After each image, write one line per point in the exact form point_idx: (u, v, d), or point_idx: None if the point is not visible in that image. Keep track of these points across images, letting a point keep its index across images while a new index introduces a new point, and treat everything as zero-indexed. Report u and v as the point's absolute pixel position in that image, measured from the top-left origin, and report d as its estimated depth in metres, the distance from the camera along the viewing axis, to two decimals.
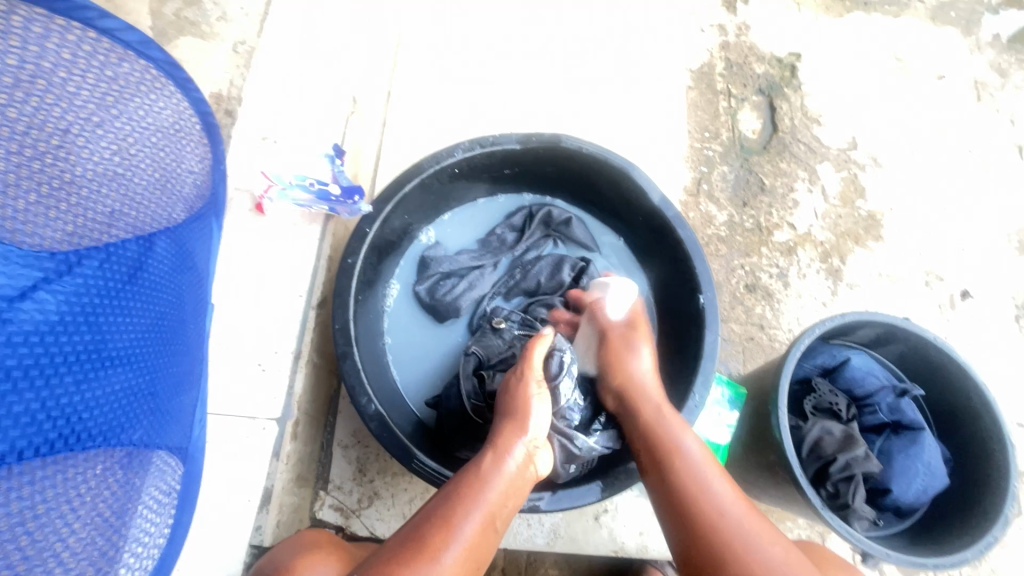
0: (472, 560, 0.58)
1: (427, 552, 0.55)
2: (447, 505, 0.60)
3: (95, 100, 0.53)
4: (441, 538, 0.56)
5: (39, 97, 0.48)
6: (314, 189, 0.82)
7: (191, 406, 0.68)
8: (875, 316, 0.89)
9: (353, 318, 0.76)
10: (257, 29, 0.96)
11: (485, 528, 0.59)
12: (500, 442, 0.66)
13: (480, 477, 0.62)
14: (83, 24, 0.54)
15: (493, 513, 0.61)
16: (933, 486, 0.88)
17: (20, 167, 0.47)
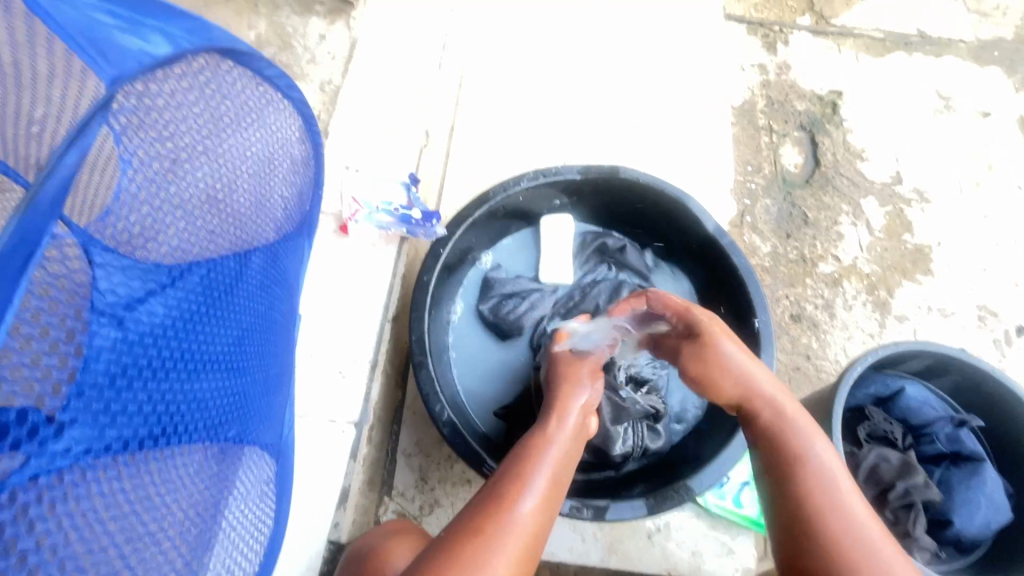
0: (548, 507, 0.64)
1: (512, 497, 0.61)
2: (517, 463, 0.67)
3: (225, 120, 0.56)
4: (517, 490, 0.62)
5: (172, 114, 0.50)
6: (397, 213, 0.90)
7: (277, 410, 0.73)
8: (928, 346, 0.90)
9: (428, 330, 0.82)
10: (342, 71, 1.07)
11: (551, 485, 0.66)
12: (559, 406, 0.75)
13: (545, 438, 0.70)
14: (253, 69, 0.58)
15: (558, 470, 0.68)
16: (997, 520, 0.87)
17: (139, 180, 0.48)
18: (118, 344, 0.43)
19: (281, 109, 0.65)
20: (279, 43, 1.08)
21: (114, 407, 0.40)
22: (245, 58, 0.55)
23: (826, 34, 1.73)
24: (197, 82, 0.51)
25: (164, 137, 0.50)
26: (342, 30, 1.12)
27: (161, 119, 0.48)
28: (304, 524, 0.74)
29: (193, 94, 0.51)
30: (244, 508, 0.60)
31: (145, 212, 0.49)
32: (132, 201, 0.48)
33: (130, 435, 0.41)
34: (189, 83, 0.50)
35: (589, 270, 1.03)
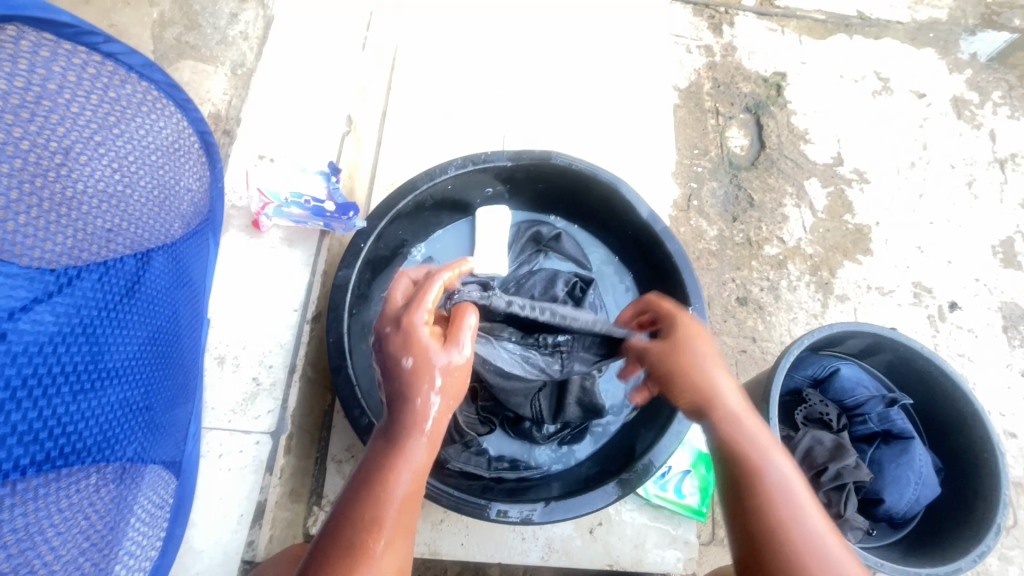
0: (407, 535, 0.55)
1: (359, 557, 0.52)
2: (362, 498, 0.54)
3: (103, 119, 0.56)
4: (367, 533, 0.53)
5: (43, 116, 0.49)
6: (310, 206, 0.83)
7: (185, 421, 0.69)
8: (861, 327, 0.91)
9: (347, 331, 0.77)
10: (256, 53, 0.99)
11: (407, 505, 0.56)
12: (406, 403, 0.58)
13: (394, 459, 0.57)
14: (87, 47, 0.54)
15: (415, 484, 0.57)
16: (925, 495, 0.89)
17: (33, 186, 0.48)
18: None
19: (158, 99, 0.64)
20: (185, 22, 0.99)
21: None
22: (69, 34, 0.52)
23: (770, 15, 1.73)
24: (32, 61, 0.49)
25: (46, 138, 0.50)
26: (257, 8, 1.04)
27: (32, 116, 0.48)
28: (213, 543, 0.70)
29: (34, 80, 0.49)
30: (146, 522, 0.60)
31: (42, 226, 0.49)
32: (12, 213, 0.46)
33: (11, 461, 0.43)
34: (25, 61, 0.48)
35: (524, 260, 0.99)
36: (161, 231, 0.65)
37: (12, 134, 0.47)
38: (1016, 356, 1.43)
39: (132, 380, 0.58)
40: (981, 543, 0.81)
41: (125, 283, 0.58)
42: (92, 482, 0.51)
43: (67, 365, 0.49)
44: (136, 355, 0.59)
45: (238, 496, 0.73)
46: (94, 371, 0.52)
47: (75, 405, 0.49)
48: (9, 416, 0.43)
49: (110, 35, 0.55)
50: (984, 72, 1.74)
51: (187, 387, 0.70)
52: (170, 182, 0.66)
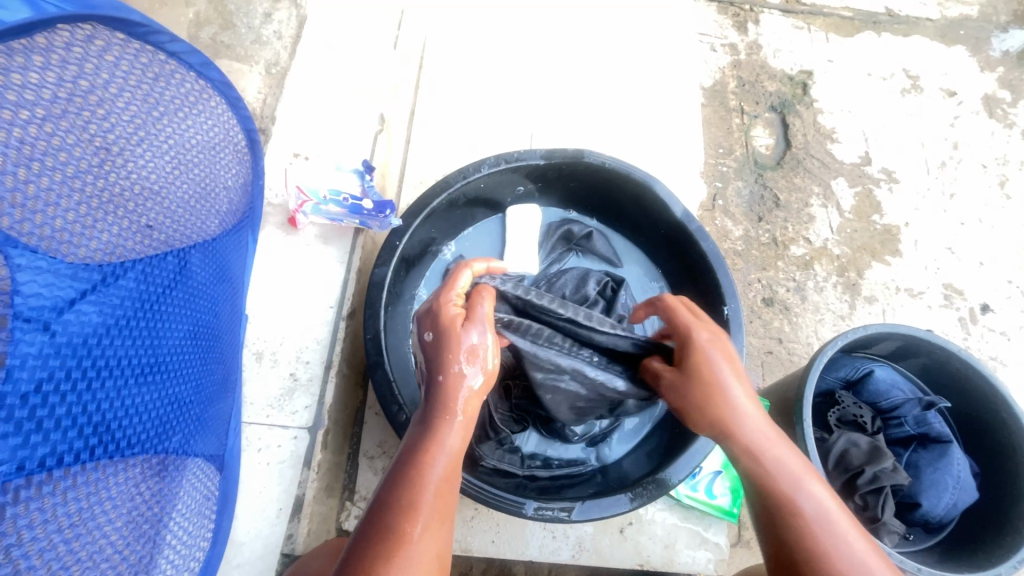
0: (444, 522, 0.54)
1: (395, 543, 0.50)
2: (397, 485, 0.54)
3: (151, 117, 0.57)
4: (404, 519, 0.52)
5: (97, 113, 0.51)
6: (347, 204, 0.84)
7: (227, 414, 0.70)
8: (898, 328, 0.90)
9: (383, 328, 0.78)
10: (289, 53, 1.01)
11: (444, 494, 0.55)
12: (440, 397, 0.60)
13: (431, 447, 0.57)
14: (152, 46, 0.58)
15: (451, 471, 0.56)
16: (963, 501, 0.87)
17: (86, 181, 0.49)
18: (47, 359, 0.43)
19: (206, 96, 0.66)
20: (220, 22, 1.01)
21: (48, 421, 0.43)
22: (138, 33, 0.55)
23: (796, 13, 1.71)
24: (97, 60, 0.51)
25: (103, 137, 0.51)
26: (289, 8, 1.05)
27: (89, 114, 0.50)
28: (253, 535, 0.71)
29: (96, 80, 0.51)
30: (193, 514, 0.61)
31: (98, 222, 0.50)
32: (72, 211, 0.48)
33: (63, 453, 0.44)
34: (91, 61, 0.50)
35: (555, 259, 0.99)
36: (203, 227, 0.66)
37: (73, 135, 0.48)
38: None
39: (175, 374, 0.59)
40: (1023, 550, 0.80)
41: (168, 279, 0.59)
42: (140, 474, 0.52)
43: (115, 358, 0.50)
44: (176, 350, 0.60)
45: (275, 489, 0.74)
46: (139, 364, 0.53)
47: (124, 397, 0.51)
48: (67, 407, 0.45)
49: (175, 35, 0.59)
50: (1016, 69, 1.70)
51: (226, 382, 0.71)
52: (212, 180, 0.67)
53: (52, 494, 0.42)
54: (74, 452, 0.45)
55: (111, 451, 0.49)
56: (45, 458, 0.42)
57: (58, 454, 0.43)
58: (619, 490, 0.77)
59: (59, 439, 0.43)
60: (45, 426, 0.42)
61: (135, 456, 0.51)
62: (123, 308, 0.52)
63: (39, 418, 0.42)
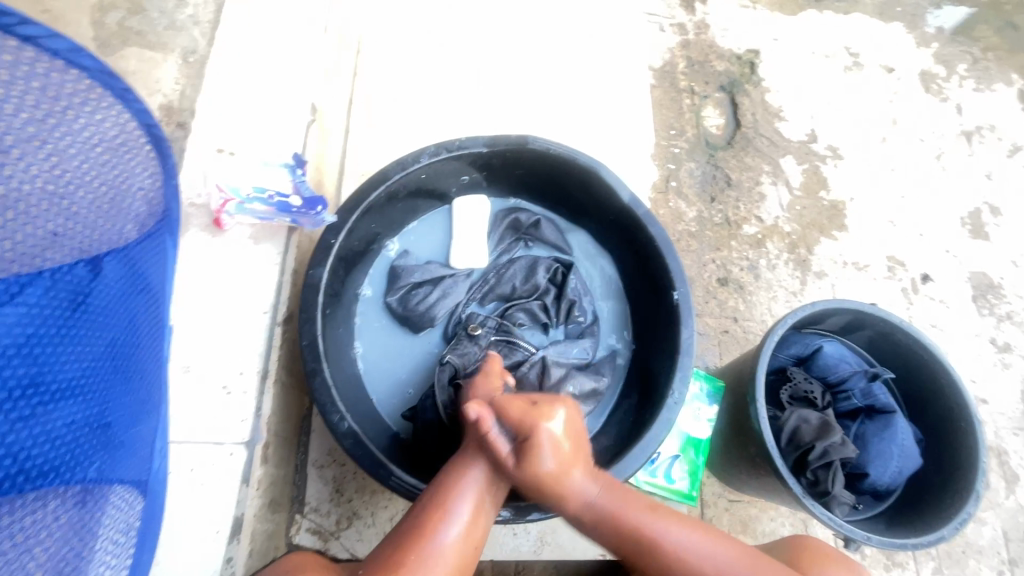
0: (469, 540, 0.63)
1: (425, 537, 0.60)
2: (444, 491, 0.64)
3: (33, 116, 0.51)
4: (438, 522, 0.61)
5: None
6: (274, 201, 0.79)
7: (151, 436, 0.64)
8: (844, 304, 0.91)
9: (321, 332, 0.73)
10: (208, 38, 0.92)
11: (476, 509, 0.64)
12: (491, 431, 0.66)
13: (467, 466, 0.66)
14: (3, 32, 0.48)
15: (482, 498, 0.65)
16: (909, 467, 0.90)
17: None
18: None
19: (93, 87, 0.56)
20: (128, 6, 0.92)
21: None
22: None
23: None
24: None
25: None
26: None
27: None
28: (185, 564, 0.66)
29: None
30: (111, 548, 0.55)
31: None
32: None
33: None
34: None
35: (504, 249, 0.97)
36: (111, 234, 0.60)
37: None
38: (986, 325, 1.47)
39: (86, 399, 0.53)
40: (963, 511, 0.83)
41: (73, 295, 0.54)
42: (47, 509, 0.47)
43: (14, 386, 0.45)
44: (90, 371, 0.54)
45: (209, 512, 0.68)
46: (43, 393, 0.48)
47: (26, 430, 0.46)
48: None
49: (24, 15, 0.49)
50: (949, 45, 1.76)
51: (150, 401, 0.65)
52: (117, 182, 0.61)
53: None
54: None
55: (14, 489, 0.44)
56: None
57: None
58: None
59: None
60: None
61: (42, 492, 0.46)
62: (26, 327, 0.48)
63: None
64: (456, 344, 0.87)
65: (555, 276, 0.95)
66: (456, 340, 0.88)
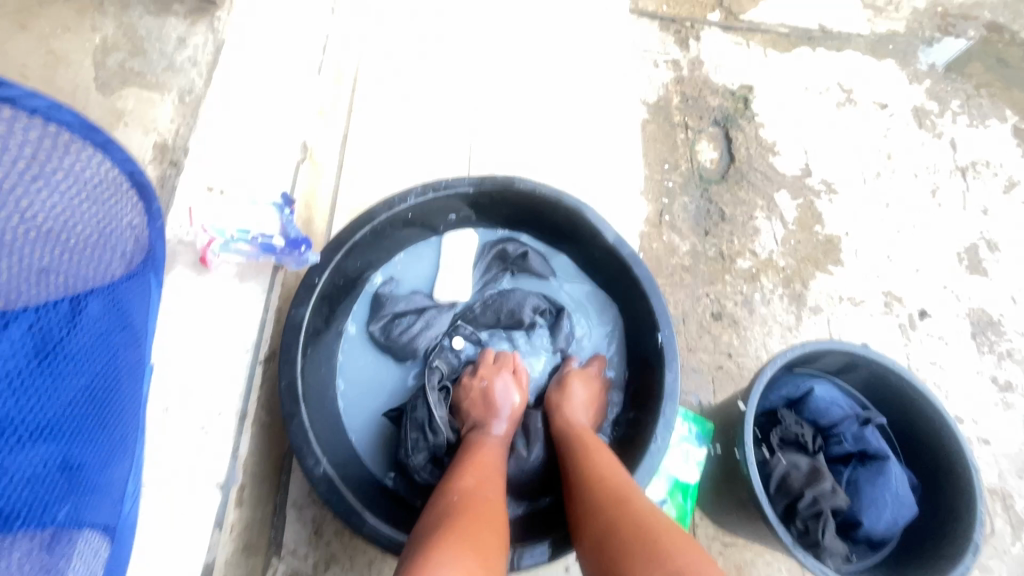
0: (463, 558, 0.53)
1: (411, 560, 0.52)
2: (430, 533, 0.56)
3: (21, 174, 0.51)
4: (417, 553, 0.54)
5: None
6: (257, 242, 0.80)
7: (122, 479, 0.63)
8: (833, 345, 0.90)
9: (301, 374, 0.73)
10: (205, 79, 0.94)
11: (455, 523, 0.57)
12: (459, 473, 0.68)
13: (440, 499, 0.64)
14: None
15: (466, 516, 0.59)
16: (903, 516, 0.88)
17: None
18: None
19: (73, 142, 0.57)
20: (129, 48, 0.94)
21: None
22: None
23: (735, 29, 1.75)
24: None
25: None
26: (206, 32, 0.99)
27: None
28: None
29: None
30: None
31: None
32: None
33: None
34: None
35: (490, 279, 0.97)
36: (96, 273, 0.61)
37: None
38: (986, 362, 1.45)
39: (69, 437, 0.54)
40: (961, 564, 0.80)
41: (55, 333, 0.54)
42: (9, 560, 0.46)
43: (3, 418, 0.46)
44: (66, 411, 0.54)
45: (181, 558, 0.67)
46: (28, 428, 0.49)
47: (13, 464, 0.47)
48: None
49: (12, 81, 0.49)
50: (942, 82, 1.78)
51: (124, 441, 0.64)
52: (101, 225, 0.61)
53: None
54: None
55: None
56: None
57: None
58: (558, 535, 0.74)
59: None
60: None
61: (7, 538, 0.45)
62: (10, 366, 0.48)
63: None
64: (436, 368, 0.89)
65: (542, 311, 0.95)
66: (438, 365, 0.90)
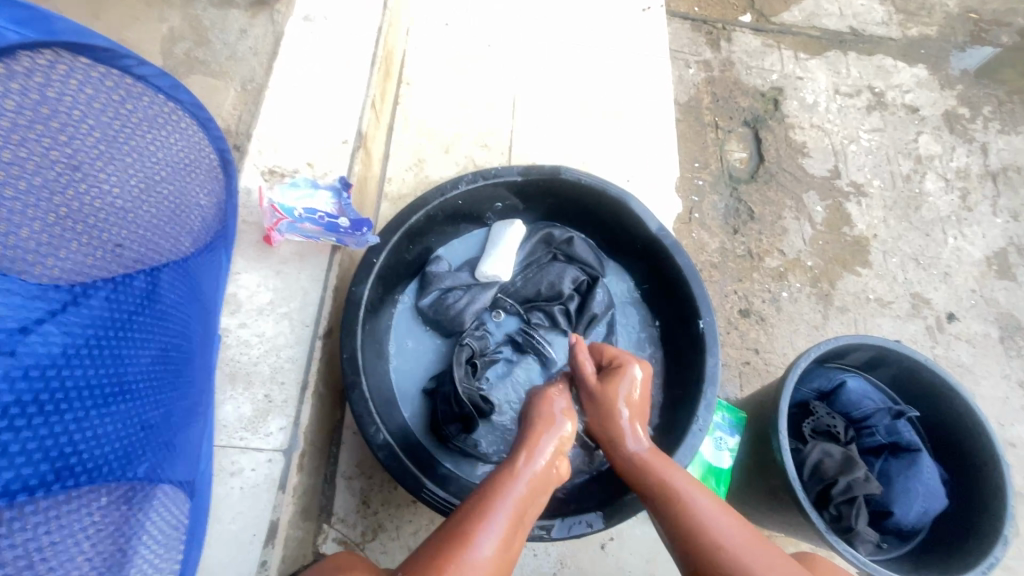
0: (503, 556, 0.61)
1: (463, 539, 0.59)
2: (484, 500, 0.64)
3: (131, 137, 0.59)
4: (477, 528, 0.61)
5: (72, 133, 0.52)
6: (323, 221, 0.82)
7: (200, 438, 0.69)
8: (868, 340, 0.92)
9: (360, 347, 0.78)
10: (265, 69, 0.99)
11: (513, 523, 0.63)
12: (529, 442, 0.72)
13: (511, 472, 0.68)
14: (121, 70, 0.58)
15: (522, 511, 0.65)
16: (933, 508, 0.90)
17: (42, 209, 0.50)
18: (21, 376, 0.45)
19: (176, 114, 0.66)
20: (194, 37, 0.99)
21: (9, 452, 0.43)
22: (104, 58, 0.55)
23: (766, 31, 1.77)
24: (75, 88, 0.53)
25: (68, 151, 0.52)
26: (266, 24, 1.03)
27: (62, 130, 0.51)
28: (226, 563, 0.69)
29: (73, 108, 0.52)
30: (161, 543, 0.59)
31: (53, 250, 0.50)
32: (29, 231, 0.48)
33: (33, 479, 0.44)
34: (71, 89, 0.52)
35: (535, 260, 1.00)
36: (174, 247, 0.66)
37: (34, 156, 0.49)
38: (1013, 366, 1.45)
39: (147, 397, 0.59)
40: (991, 555, 0.82)
41: (135, 299, 0.59)
42: (104, 502, 0.51)
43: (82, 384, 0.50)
44: (145, 372, 0.59)
45: (247, 515, 0.71)
46: (110, 389, 0.53)
47: (93, 424, 0.51)
48: (29, 431, 0.45)
49: (140, 57, 0.59)
50: (974, 87, 1.78)
51: (198, 405, 0.69)
52: (183, 200, 0.67)
53: (17, 522, 0.43)
54: (39, 482, 0.45)
55: (80, 478, 0.49)
56: (10, 484, 0.43)
57: (20, 477, 0.43)
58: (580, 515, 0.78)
59: (18, 469, 0.43)
60: (12, 453, 0.43)
61: (103, 482, 0.51)
62: (94, 329, 0.53)
63: (8, 445, 0.43)
64: (479, 341, 0.93)
65: (580, 286, 0.98)
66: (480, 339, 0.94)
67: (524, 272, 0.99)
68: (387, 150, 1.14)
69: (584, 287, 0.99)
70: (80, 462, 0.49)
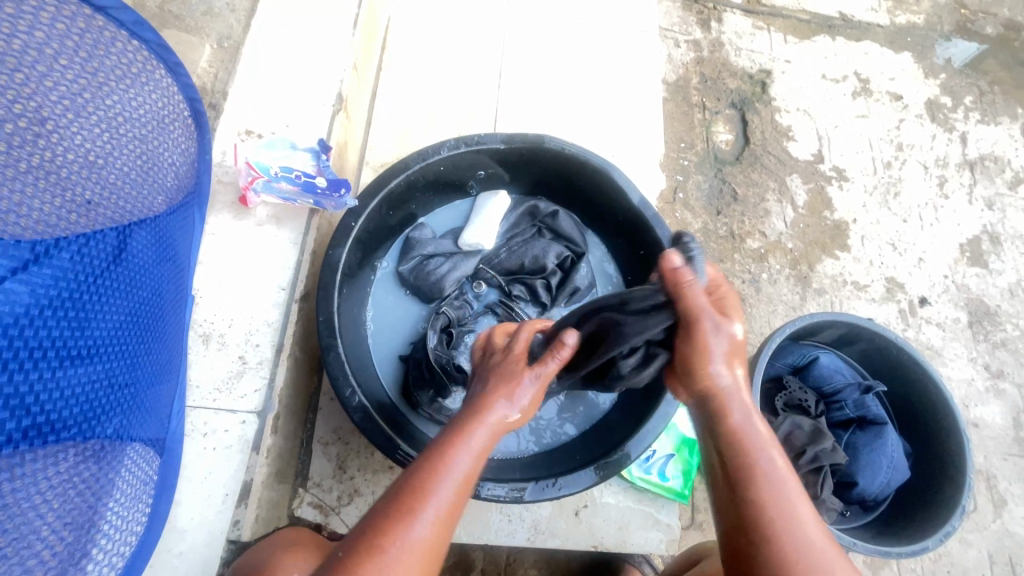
0: (447, 529, 0.54)
1: (400, 520, 0.52)
2: (421, 471, 0.55)
3: (100, 82, 0.57)
4: (414, 506, 0.53)
5: (31, 71, 0.51)
6: (299, 181, 0.81)
7: (171, 396, 0.67)
8: (841, 317, 0.94)
9: (337, 310, 0.77)
10: (243, 26, 0.96)
11: (459, 493, 0.55)
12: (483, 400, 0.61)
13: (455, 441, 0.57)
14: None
15: (469, 474, 0.56)
16: (896, 479, 0.93)
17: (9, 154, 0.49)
18: None
19: (147, 58, 0.62)
20: None
21: None
22: None
23: (757, 13, 1.76)
24: (33, 19, 0.51)
25: (24, 96, 0.51)
26: None
27: (22, 64, 0.50)
28: (198, 523, 0.69)
29: (31, 41, 0.51)
30: (129, 498, 0.58)
31: (22, 193, 0.51)
32: None
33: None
34: (27, 20, 0.50)
35: (519, 232, 1.00)
36: (146, 201, 0.63)
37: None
38: (980, 350, 1.50)
39: (117, 354, 0.57)
40: (947, 524, 0.86)
41: (108, 256, 0.57)
42: (70, 459, 0.50)
43: (47, 338, 0.49)
44: (117, 330, 0.57)
45: (219, 477, 0.71)
46: (78, 342, 0.52)
47: (54, 380, 0.49)
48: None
49: None
50: (957, 76, 1.80)
51: (171, 363, 0.68)
52: (157, 152, 0.64)
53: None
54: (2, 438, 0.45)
55: (48, 435, 0.48)
56: None
57: None
58: (551, 477, 0.79)
59: None
60: None
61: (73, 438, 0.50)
62: (61, 284, 0.51)
63: None
64: (459, 309, 0.93)
65: (564, 262, 0.97)
66: (461, 309, 0.93)
67: (508, 244, 0.99)
68: (369, 117, 1.12)
69: (567, 263, 0.98)
70: (38, 419, 0.47)
